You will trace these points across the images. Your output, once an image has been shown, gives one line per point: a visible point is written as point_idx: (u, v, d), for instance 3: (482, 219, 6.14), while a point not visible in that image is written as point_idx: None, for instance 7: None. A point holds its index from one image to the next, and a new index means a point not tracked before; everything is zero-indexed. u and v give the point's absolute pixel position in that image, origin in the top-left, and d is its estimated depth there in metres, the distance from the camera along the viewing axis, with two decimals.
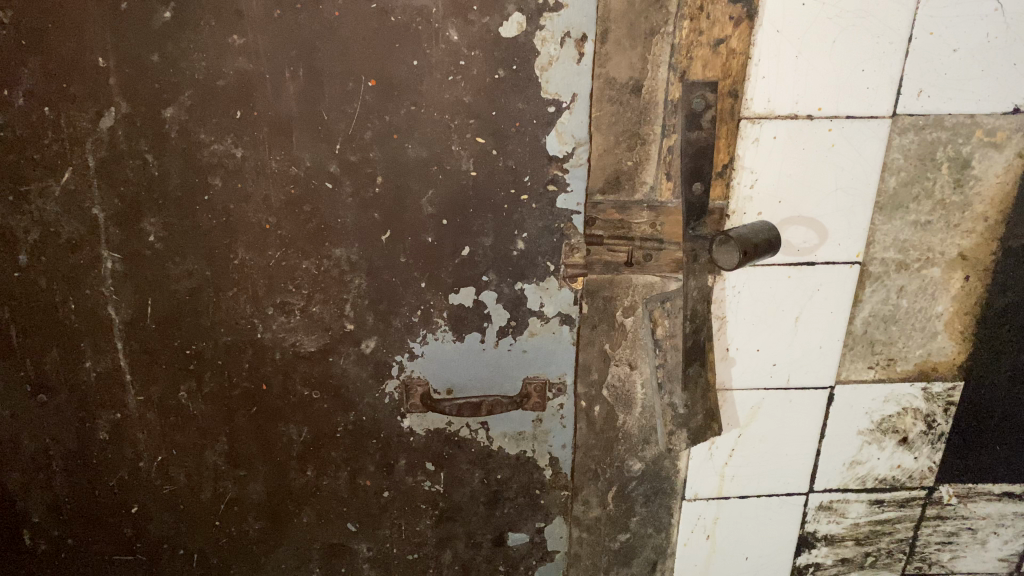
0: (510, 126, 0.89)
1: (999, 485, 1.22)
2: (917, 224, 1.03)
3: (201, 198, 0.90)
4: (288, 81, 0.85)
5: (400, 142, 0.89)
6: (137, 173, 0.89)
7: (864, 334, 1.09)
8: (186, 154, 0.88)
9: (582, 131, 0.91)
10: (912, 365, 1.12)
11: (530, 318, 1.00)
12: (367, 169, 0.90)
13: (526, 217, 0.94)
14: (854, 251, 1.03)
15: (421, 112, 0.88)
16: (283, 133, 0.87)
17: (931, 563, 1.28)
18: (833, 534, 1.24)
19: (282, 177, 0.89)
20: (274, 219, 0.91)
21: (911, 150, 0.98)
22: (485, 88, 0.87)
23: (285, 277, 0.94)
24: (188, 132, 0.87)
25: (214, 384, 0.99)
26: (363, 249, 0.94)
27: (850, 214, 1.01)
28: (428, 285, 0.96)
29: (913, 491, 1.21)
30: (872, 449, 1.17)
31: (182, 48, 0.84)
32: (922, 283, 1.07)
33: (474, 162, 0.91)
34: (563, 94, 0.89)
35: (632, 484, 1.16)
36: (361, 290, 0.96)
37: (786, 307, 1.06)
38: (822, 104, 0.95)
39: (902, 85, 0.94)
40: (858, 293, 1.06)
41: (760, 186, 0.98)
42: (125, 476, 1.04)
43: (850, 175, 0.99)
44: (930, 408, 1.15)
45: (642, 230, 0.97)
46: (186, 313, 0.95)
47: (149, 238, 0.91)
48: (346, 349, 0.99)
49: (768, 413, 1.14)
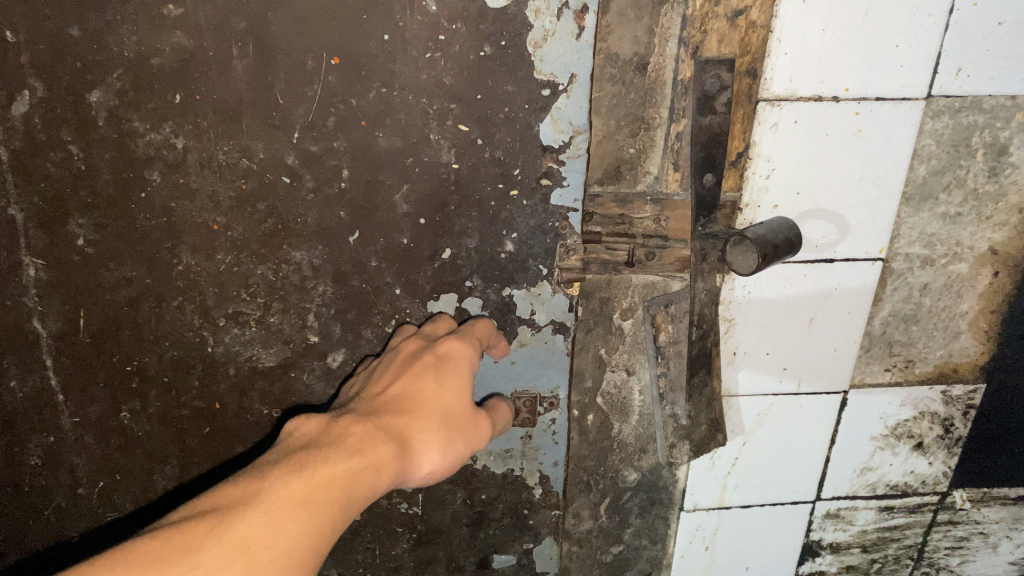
0: (497, 112, 0.77)
1: (1014, 489, 1.14)
2: (946, 216, 0.93)
3: (137, 195, 0.77)
4: (237, 60, 0.72)
5: (368, 130, 0.77)
6: (59, 167, 0.76)
7: (882, 335, 1.00)
8: (117, 145, 0.75)
9: (580, 118, 0.79)
10: (931, 367, 1.03)
11: (519, 327, 0.91)
12: (331, 161, 0.77)
13: (516, 215, 0.83)
14: (876, 246, 0.94)
15: (394, 96, 0.75)
16: (231, 120, 0.75)
17: (939, 569, 1.21)
18: (838, 541, 1.16)
19: (231, 172, 0.77)
20: (223, 220, 0.79)
21: (944, 135, 0.88)
22: (468, 67, 0.75)
23: (237, 285, 0.82)
24: (119, 119, 0.74)
25: (160, 403, 0.88)
26: (328, 251, 0.82)
27: (874, 207, 0.91)
28: (404, 291, 0.85)
29: (924, 497, 1.14)
30: (884, 455, 1.09)
31: (106, 20, 0.70)
32: (946, 280, 0.97)
33: (455, 152, 0.79)
34: (558, 74, 0.77)
35: (626, 495, 1.06)
36: (325, 298, 0.84)
37: (799, 308, 0.97)
38: (849, 84, 0.84)
39: (939, 63, 0.84)
40: (877, 293, 0.97)
41: (777, 176, 0.88)
42: (62, 505, 0.92)
43: (875, 165, 0.89)
44: (949, 412, 1.07)
45: (645, 226, 0.85)
46: (125, 326, 0.83)
47: (79, 243, 0.79)
48: (309, 363, 0.87)
49: (775, 419, 1.05)
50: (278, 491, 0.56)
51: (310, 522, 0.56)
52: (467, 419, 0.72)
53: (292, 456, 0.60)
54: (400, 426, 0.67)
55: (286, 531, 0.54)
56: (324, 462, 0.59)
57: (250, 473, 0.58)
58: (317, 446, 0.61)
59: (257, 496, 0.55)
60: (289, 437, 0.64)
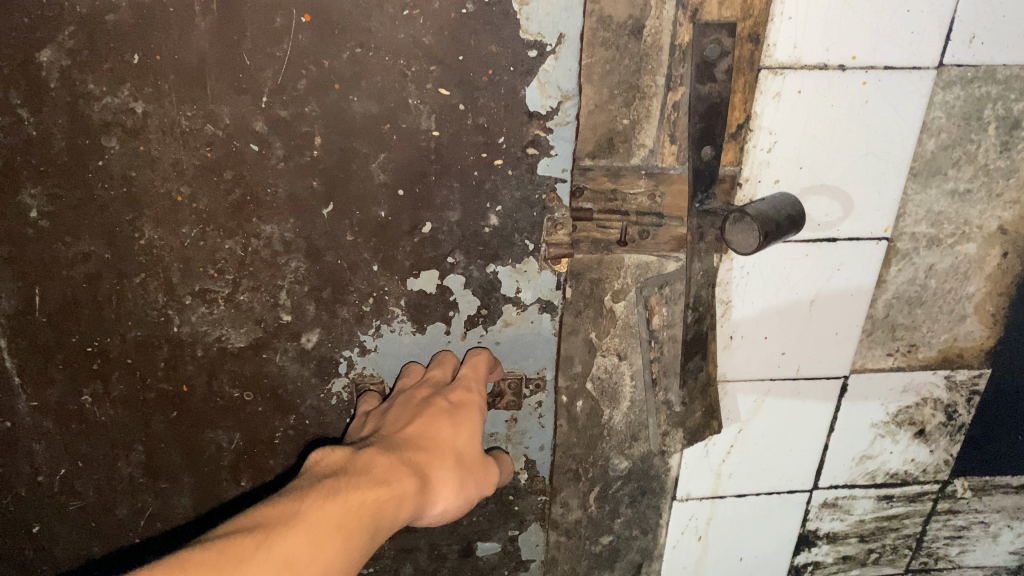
0: (480, 75, 0.72)
1: (1017, 477, 1.11)
2: (955, 193, 0.89)
3: (94, 163, 0.72)
4: (196, 15, 0.67)
5: (342, 93, 0.71)
6: (9, 132, 0.71)
7: (885, 319, 0.96)
8: (70, 109, 0.70)
9: (569, 82, 0.74)
10: (936, 351, 0.99)
11: (504, 305, 0.85)
12: (301, 127, 0.72)
13: (500, 186, 0.78)
14: (882, 225, 0.90)
15: (369, 57, 0.70)
16: (193, 82, 0.69)
17: (937, 558, 1.18)
18: (835, 531, 1.13)
19: (195, 138, 0.72)
20: (187, 190, 0.74)
21: (956, 107, 0.84)
22: (448, 26, 0.70)
23: (204, 260, 0.78)
24: (73, 81, 0.69)
25: (124, 386, 0.85)
26: (300, 224, 0.77)
27: (881, 183, 0.87)
28: (381, 268, 0.81)
29: (925, 485, 1.10)
30: (884, 443, 1.06)
31: None
32: (955, 261, 0.93)
33: (435, 119, 0.74)
34: (546, 34, 0.71)
35: (616, 484, 1.02)
36: (298, 273, 0.80)
37: (800, 290, 0.92)
38: (856, 51, 0.79)
39: (953, 29, 0.79)
40: (881, 274, 0.93)
41: (778, 150, 0.83)
42: (23, 492, 0.92)
43: (881, 137, 0.84)
44: (952, 398, 1.03)
45: (639, 204, 0.81)
46: (84, 305, 0.80)
47: (33, 215, 0.75)
48: (282, 343, 0.84)
49: (772, 406, 1.01)
50: (315, 512, 0.54)
51: (345, 544, 0.54)
52: (481, 464, 0.72)
53: (324, 481, 0.58)
54: (420, 462, 0.66)
55: (326, 550, 0.52)
56: (354, 489, 0.58)
57: (280, 497, 0.56)
58: (344, 474, 0.60)
59: (296, 516, 0.53)
60: (311, 467, 0.63)
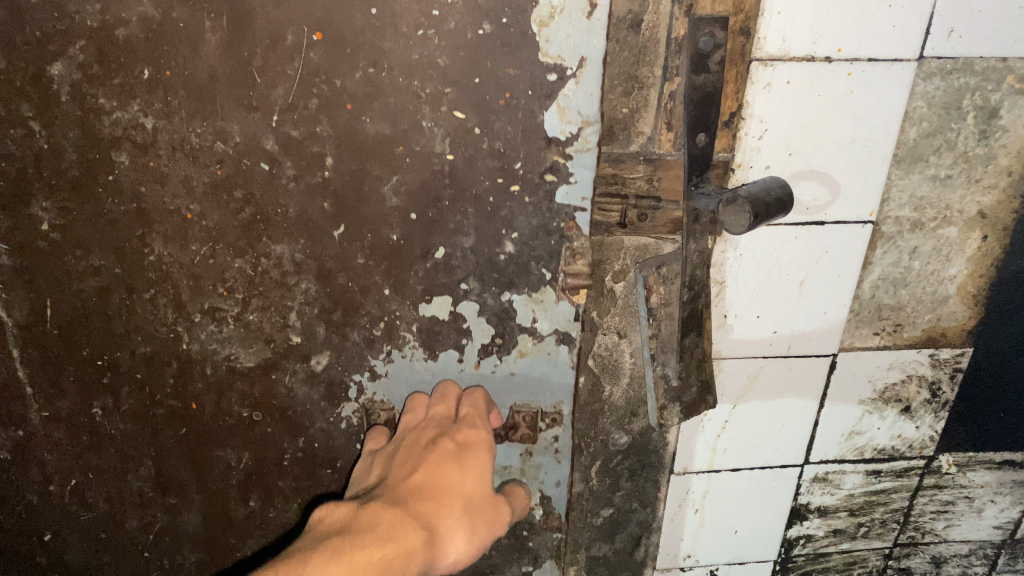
0: (497, 98, 0.76)
1: (1000, 453, 1.15)
2: (936, 178, 0.95)
3: (104, 179, 0.77)
4: (207, 32, 0.71)
5: (355, 114, 0.76)
6: (21, 145, 0.76)
7: (871, 299, 1.02)
8: (81, 125, 0.74)
9: (590, 107, 0.78)
10: (920, 331, 1.05)
11: (519, 335, 0.90)
12: (312, 147, 0.77)
13: (515, 214, 0.82)
14: (867, 209, 0.96)
15: (382, 76, 0.74)
16: (204, 99, 0.74)
17: (924, 532, 1.22)
18: (826, 506, 1.18)
19: (204, 157, 0.77)
20: (198, 208, 0.79)
21: (935, 97, 0.90)
22: (464, 46, 0.74)
23: (214, 279, 0.83)
24: (83, 96, 0.73)
25: (133, 400, 0.91)
26: (310, 244, 0.82)
27: (865, 169, 0.93)
28: (392, 292, 0.85)
29: (911, 461, 1.15)
30: (872, 419, 1.11)
31: None
32: (936, 244, 0.99)
33: (449, 142, 0.78)
34: (567, 57, 0.75)
35: (617, 458, 1.05)
36: (308, 296, 0.85)
37: (791, 271, 0.98)
38: (841, 45, 0.86)
39: (932, 25, 0.85)
40: (867, 256, 0.99)
41: (769, 138, 0.90)
42: (34, 500, 0.97)
43: (863, 126, 0.91)
44: (936, 375, 1.08)
45: (639, 186, 0.83)
46: (94, 318, 0.85)
47: (44, 228, 0.80)
48: (291, 365, 0.89)
49: (765, 382, 1.06)
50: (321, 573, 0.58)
51: None
52: (486, 508, 0.77)
53: (331, 542, 0.62)
54: (422, 516, 0.70)
55: None
56: (360, 549, 0.62)
57: (290, 558, 0.60)
58: (351, 535, 0.64)
59: None
60: (319, 530, 0.67)
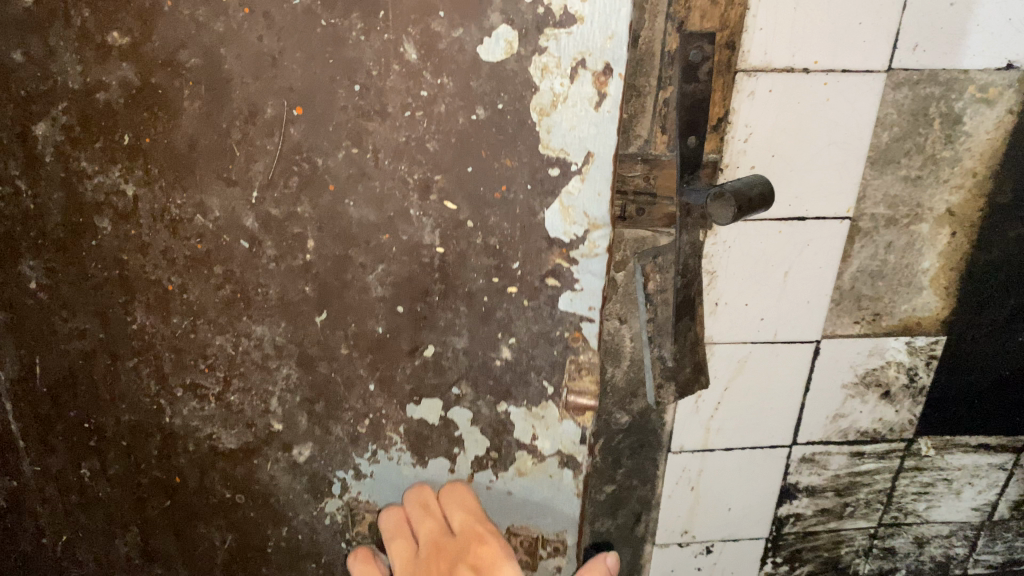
0: (494, 189, 0.59)
1: (976, 437, 1.19)
2: (907, 179, 1.00)
3: (88, 244, 0.67)
4: (187, 100, 0.60)
5: (338, 197, 0.61)
6: (9, 204, 0.67)
7: (851, 290, 1.06)
8: (65, 185, 0.65)
9: (599, 210, 0.59)
10: (897, 320, 1.09)
11: (517, 452, 0.70)
12: (293, 228, 0.63)
13: (514, 315, 0.64)
14: (844, 206, 0.99)
15: (367, 158, 0.59)
16: (183, 169, 0.62)
17: (906, 514, 1.26)
18: (814, 485, 1.22)
19: (183, 228, 0.64)
20: (177, 281, 0.66)
21: (904, 105, 0.94)
22: (456, 131, 0.58)
23: (195, 354, 0.70)
24: (66, 157, 0.64)
25: (119, 466, 0.78)
26: (292, 329, 0.67)
27: (841, 169, 0.97)
28: (377, 388, 0.69)
29: (892, 443, 1.19)
30: (855, 403, 1.14)
31: (49, 46, 0.60)
32: (909, 239, 1.03)
33: (440, 234, 0.62)
34: (571, 150, 0.57)
35: (618, 437, 1.14)
36: (289, 382, 0.70)
37: (775, 263, 1.02)
38: (818, 57, 0.90)
39: (898, 39, 0.90)
40: (846, 249, 1.03)
41: (754, 140, 0.94)
42: (28, 551, 0.85)
43: (840, 130, 0.94)
44: (913, 362, 1.12)
45: (637, 184, 0.94)
46: (78, 381, 0.74)
47: (31, 285, 0.70)
48: (273, 452, 0.74)
49: (754, 367, 1.10)
50: None
51: None
52: None
53: None
54: None
55: None
56: None
57: None
58: None
59: None
60: None
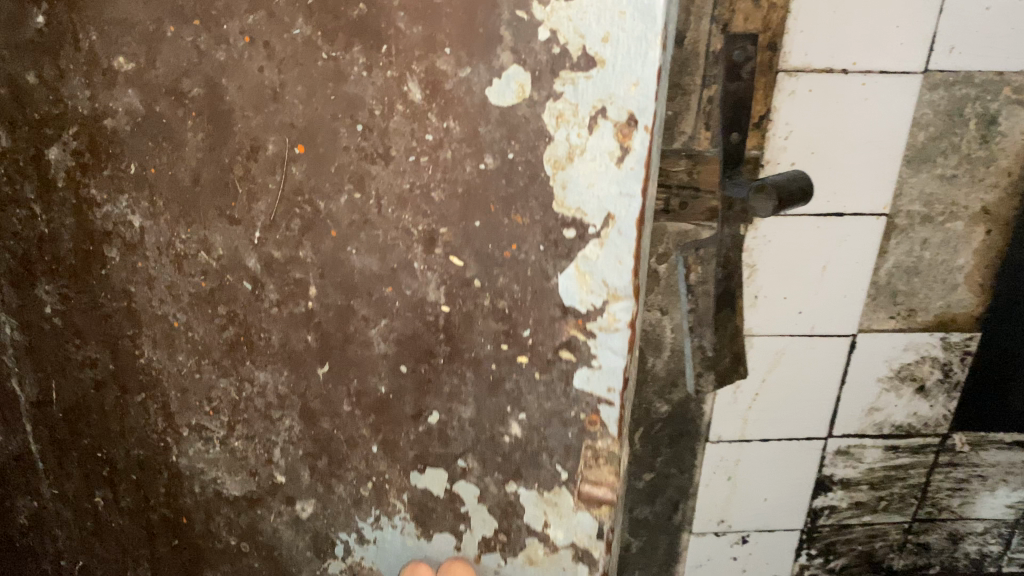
0: (504, 247, 0.52)
1: (1011, 433, 1.15)
2: (942, 177, 0.97)
3: (99, 272, 0.70)
4: (189, 131, 0.58)
5: (340, 244, 0.56)
6: (25, 226, 0.70)
7: (887, 284, 1.03)
8: (76, 211, 0.68)
9: (620, 279, 0.50)
10: (932, 316, 1.06)
11: (528, 537, 0.62)
12: (294, 274, 0.58)
13: (523, 391, 0.57)
14: (881, 202, 0.98)
15: (370, 206, 0.54)
16: (190, 203, 0.60)
17: (940, 509, 1.22)
18: (849, 478, 1.19)
19: (190, 265, 0.63)
20: (183, 318, 0.65)
21: (940, 105, 0.93)
22: (462, 181, 0.51)
23: (200, 395, 0.68)
24: (77, 182, 0.66)
25: (130, 499, 0.81)
26: (294, 378, 0.63)
27: (877, 167, 0.96)
28: (381, 450, 0.64)
29: (926, 437, 1.16)
30: (888, 397, 1.12)
31: (60, 68, 0.62)
32: (945, 236, 1.00)
33: (444, 291, 0.55)
34: (590, 210, 0.49)
35: (657, 426, 1.13)
36: (293, 433, 0.66)
37: (812, 256, 1.00)
38: (857, 58, 0.89)
39: (935, 41, 0.89)
40: (881, 246, 1.01)
41: (795, 138, 0.93)
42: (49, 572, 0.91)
43: (877, 128, 0.93)
44: (948, 357, 1.09)
45: (679, 178, 0.92)
46: (91, 409, 0.78)
47: (47, 311, 0.74)
48: (276, 504, 0.70)
49: (790, 360, 1.08)
50: None
51: None
52: None
53: None
54: None
55: None
56: None
57: None
58: None
59: None
60: None
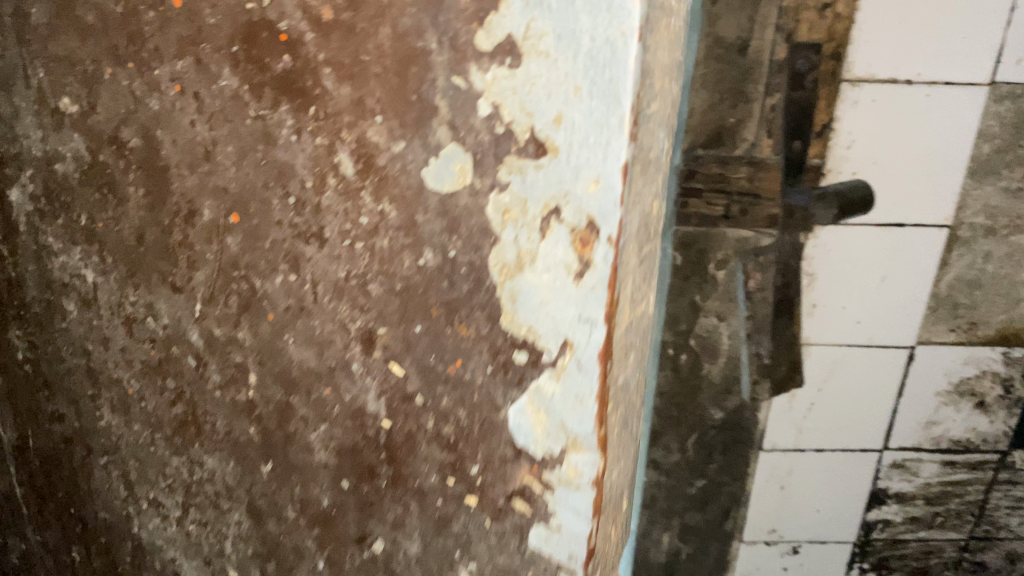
0: (444, 366, 0.35)
1: None
2: (1008, 190, 0.93)
3: (60, 325, 0.64)
4: (132, 185, 0.51)
5: (276, 332, 0.44)
6: None
7: (947, 297, 1.00)
8: (38, 260, 0.62)
9: (586, 425, 0.31)
10: (993, 330, 1.01)
11: None
12: (234, 353, 0.47)
13: (471, 536, 0.38)
14: (943, 213, 0.95)
15: (304, 290, 0.40)
16: (139, 262, 0.53)
17: (999, 527, 1.16)
18: (903, 492, 1.13)
19: (140, 331, 0.56)
20: (137, 385, 0.59)
21: (1007, 118, 0.89)
22: (399, 279, 0.35)
23: (155, 469, 0.60)
24: (36, 229, 0.61)
25: (101, 561, 0.76)
26: (240, 473, 0.51)
27: (939, 179, 0.93)
28: (328, 568, 0.48)
29: (986, 454, 1.10)
30: (947, 411, 1.07)
31: (12, 106, 0.56)
32: (1010, 249, 0.96)
33: (385, 404, 0.38)
34: (543, 330, 0.31)
35: (711, 434, 1.06)
36: (241, 530, 0.53)
37: (872, 267, 0.97)
38: (921, 69, 0.86)
39: (1004, 52, 0.86)
40: (942, 258, 0.97)
41: (857, 147, 0.91)
42: None
43: (940, 138, 0.90)
44: (1010, 372, 1.04)
45: (741, 184, 0.86)
46: (63, 464, 0.74)
47: (19, 357, 0.71)
48: None
49: (848, 369, 1.04)
50: None
51: None
52: None
53: None
54: None
55: None
56: None
57: None
58: None
59: None
60: None
